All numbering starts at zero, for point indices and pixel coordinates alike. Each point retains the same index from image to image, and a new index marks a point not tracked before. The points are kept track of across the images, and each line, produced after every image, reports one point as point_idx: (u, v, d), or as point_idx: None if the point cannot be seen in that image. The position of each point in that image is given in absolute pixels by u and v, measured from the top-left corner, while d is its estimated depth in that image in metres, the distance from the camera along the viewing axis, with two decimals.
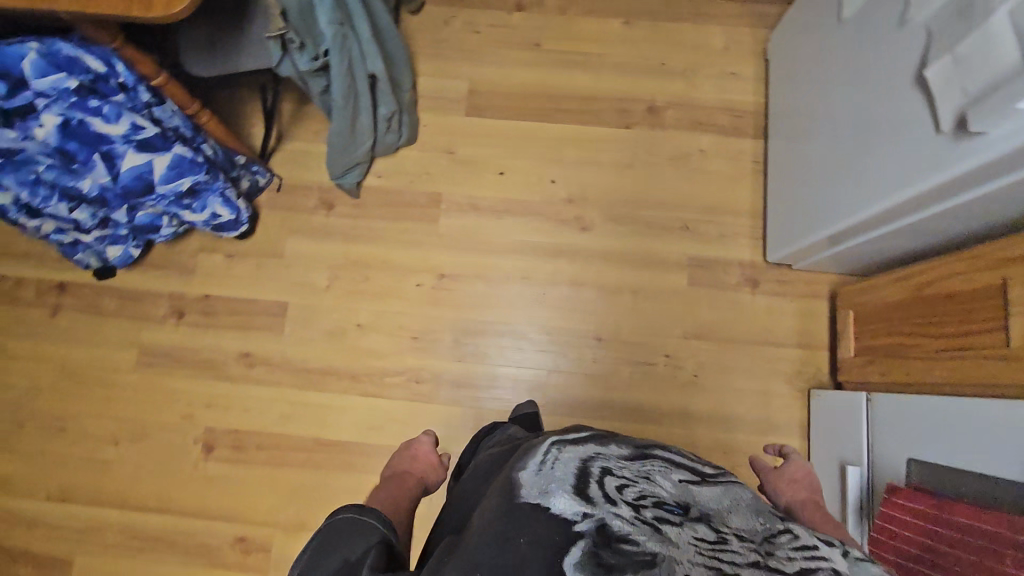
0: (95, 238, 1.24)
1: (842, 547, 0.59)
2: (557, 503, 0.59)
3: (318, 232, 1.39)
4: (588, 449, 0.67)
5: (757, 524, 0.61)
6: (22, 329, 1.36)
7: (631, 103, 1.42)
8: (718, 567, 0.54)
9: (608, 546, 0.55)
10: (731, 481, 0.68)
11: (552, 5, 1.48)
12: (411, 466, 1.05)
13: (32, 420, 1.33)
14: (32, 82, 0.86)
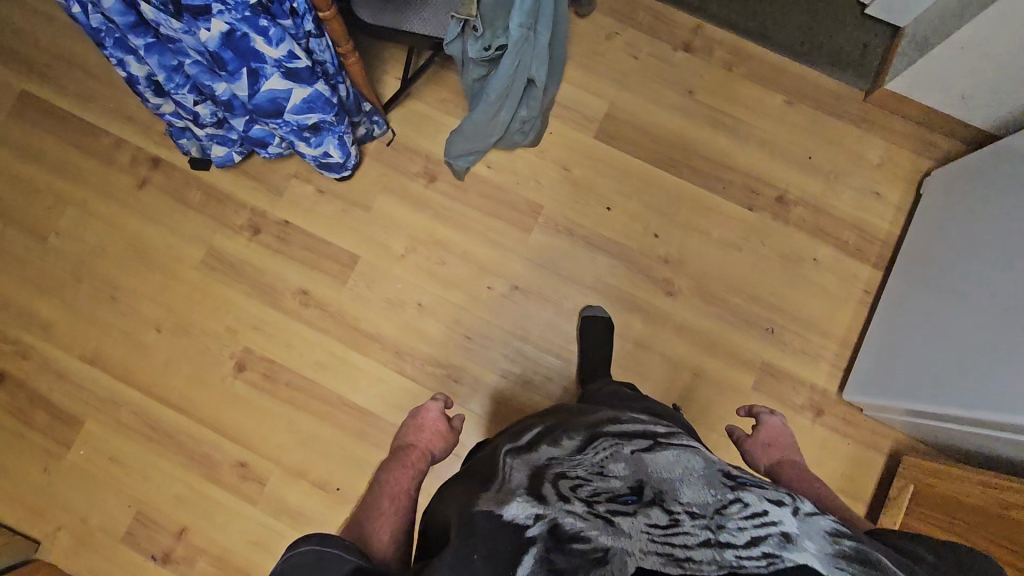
0: (206, 134, 1.22)
1: (792, 505, 0.62)
2: (512, 510, 0.63)
3: (411, 200, 1.36)
4: (541, 458, 0.73)
5: (708, 494, 0.63)
6: (109, 190, 1.38)
7: (762, 185, 1.35)
8: (672, 554, 0.57)
9: (561, 549, 0.58)
10: (677, 446, 0.71)
11: (720, 57, 1.40)
12: (418, 436, 1.07)
13: (89, 279, 1.36)
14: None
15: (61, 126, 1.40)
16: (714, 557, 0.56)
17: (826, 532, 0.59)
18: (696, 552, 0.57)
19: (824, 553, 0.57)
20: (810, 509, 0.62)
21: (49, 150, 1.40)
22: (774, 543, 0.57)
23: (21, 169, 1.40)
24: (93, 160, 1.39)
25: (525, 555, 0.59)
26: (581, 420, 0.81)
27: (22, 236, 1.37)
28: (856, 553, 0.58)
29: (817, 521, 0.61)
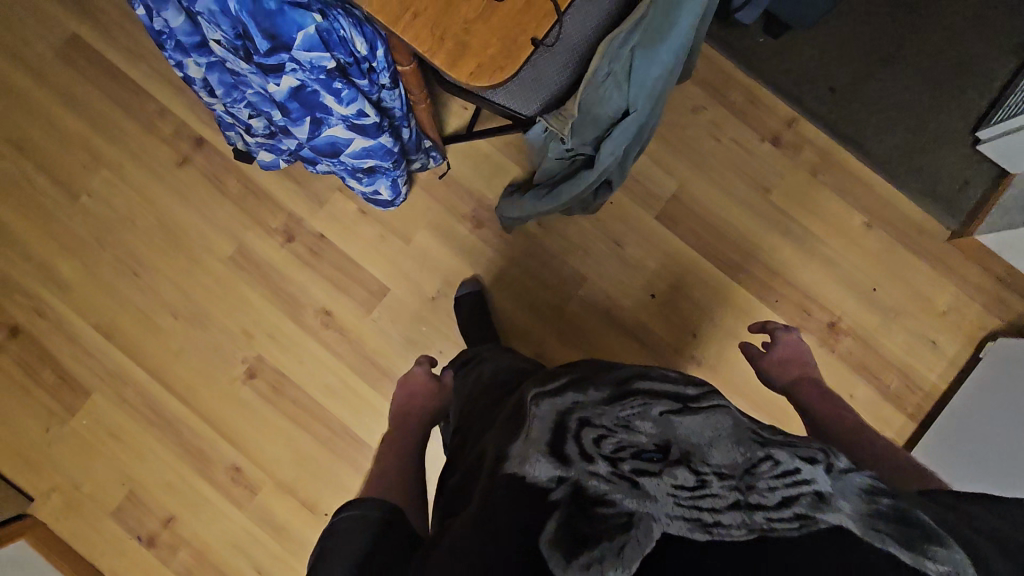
0: (256, 141, 1.14)
1: (826, 462, 0.59)
2: (535, 471, 0.60)
3: (454, 243, 1.30)
4: (562, 403, 0.67)
5: (739, 455, 0.59)
6: (145, 159, 1.30)
7: (816, 307, 1.29)
8: (700, 520, 0.54)
9: (586, 513, 0.56)
10: (709, 400, 0.66)
11: (808, 158, 1.30)
12: (410, 403, 1.00)
13: (111, 249, 1.30)
14: (294, 51, 0.71)
15: (103, 77, 1.30)
16: (744, 521, 0.53)
17: (860, 489, 0.57)
18: (725, 516, 0.54)
19: (859, 513, 0.54)
20: (845, 466, 0.59)
21: (88, 99, 1.30)
22: (807, 503, 0.54)
23: (54, 112, 1.30)
24: (133, 122, 1.30)
25: (548, 520, 0.56)
26: (605, 364, 0.74)
27: (51, 187, 1.30)
28: (895, 512, 0.55)
29: (850, 479, 0.58)
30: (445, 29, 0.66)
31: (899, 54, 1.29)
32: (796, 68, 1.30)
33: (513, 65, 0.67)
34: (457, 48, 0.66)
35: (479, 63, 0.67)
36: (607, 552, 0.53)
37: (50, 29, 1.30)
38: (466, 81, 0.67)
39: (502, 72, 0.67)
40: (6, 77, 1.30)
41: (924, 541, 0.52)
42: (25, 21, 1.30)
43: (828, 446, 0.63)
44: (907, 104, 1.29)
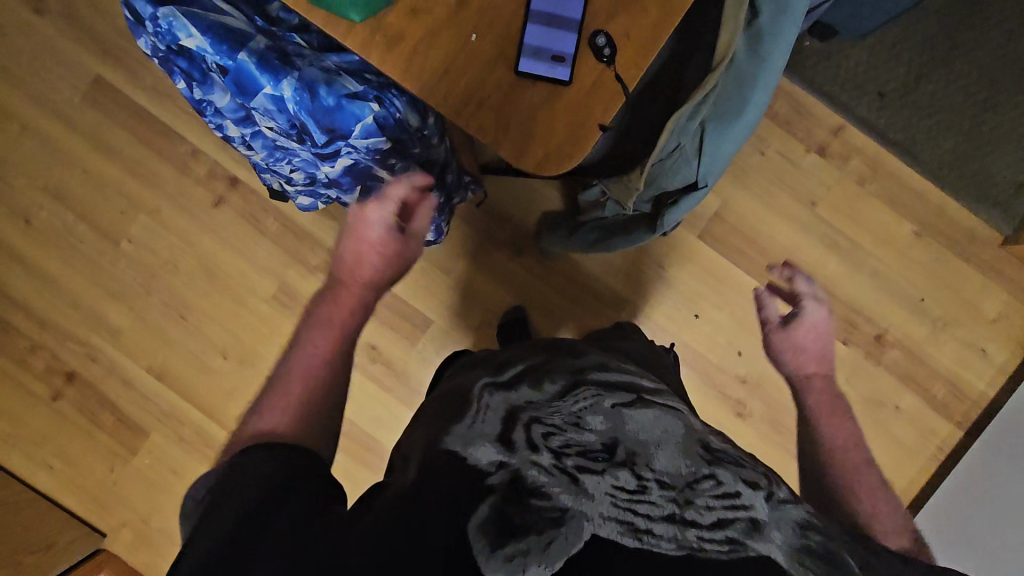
0: (294, 190, 1.11)
1: (767, 488, 0.60)
2: (477, 453, 0.59)
3: (494, 272, 1.30)
4: (517, 400, 0.65)
5: (683, 466, 0.59)
6: (181, 201, 1.30)
7: (864, 320, 1.28)
8: (633, 525, 0.53)
9: (521, 502, 0.55)
10: (663, 408, 0.66)
11: (855, 167, 1.26)
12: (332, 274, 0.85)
13: (158, 293, 1.31)
14: (351, 140, 0.70)
15: (132, 120, 1.28)
16: (674, 536, 0.53)
17: (795, 522, 0.57)
18: (657, 525, 0.54)
19: (787, 544, 0.55)
20: (785, 495, 0.60)
21: (120, 144, 1.29)
22: (739, 528, 0.55)
23: (87, 158, 1.29)
24: (166, 164, 1.29)
25: (481, 505, 0.54)
26: (567, 358, 0.73)
27: (93, 235, 1.30)
28: (824, 552, 0.56)
29: (789, 509, 0.58)
30: (510, 118, 0.64)
31: (954, 53, 1.23)
32: (844, 74, 1.24)
33: (581, 151, 0.65)
34: (523, 138, 0.64)
35: (546, 151, 0.64)
36: (532, 544, 0.51)
37: (76, 73, 1.28)
38: (535, 170, 0.65)
39: (569, 158, 0.65)
40: (36, 126, 1.29)
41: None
42: (49, 67, 1.27)
43: (772, 472, 0.64)
44: (961, 106, 1.24)
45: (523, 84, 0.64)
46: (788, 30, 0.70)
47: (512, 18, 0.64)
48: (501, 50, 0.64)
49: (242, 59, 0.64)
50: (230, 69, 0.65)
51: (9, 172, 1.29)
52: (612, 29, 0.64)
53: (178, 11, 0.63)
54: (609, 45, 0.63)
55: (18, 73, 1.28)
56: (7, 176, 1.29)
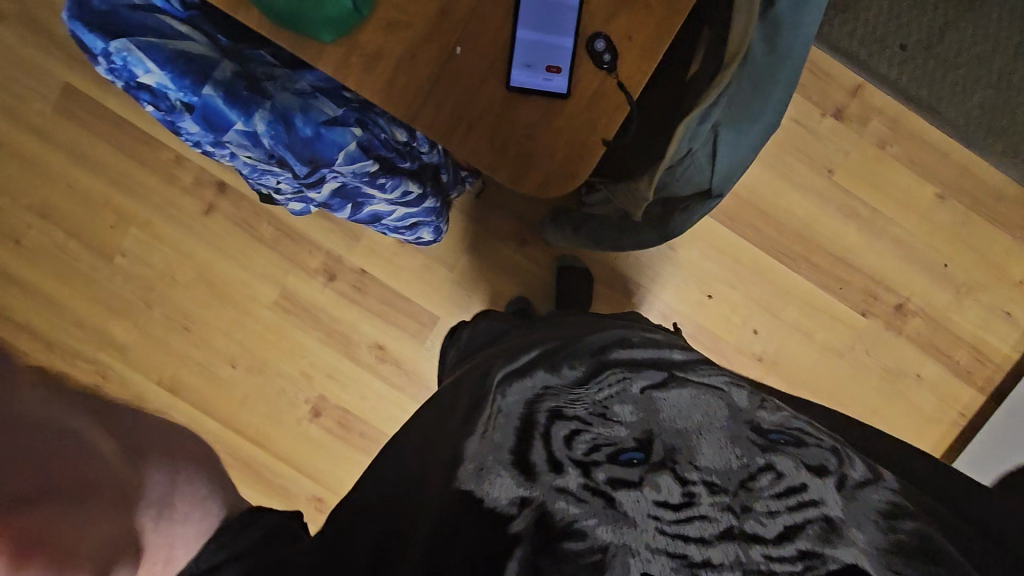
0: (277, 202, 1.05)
1: (838, 472, 0.53)
2: (494, 492, 0.55)
3: (498, 263, 1.26)
4: (534, 387, 0.69)
5: (732, 460, 0.55)
6: (172, 212, 1.26)
7: (884, 290, 1.23)
8: (685, 556, 0.49)
9: (550, 544, 0.51)
10: (694, 395, 0.66)
11: (875, 130, 1.19)
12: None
13: (159, 307, 1.29)
14: (335, 166, 0.66)
15: (112, 129, 1.23)
16: (736, 557, 0.48)
17: (879, 512, 0.49)
18: (715, 552, 0.48)
19: (872, 542, 0.47)
20: (862, 477, 0.53)
21: (102, 156, 1.24)
22: (813, 534, 0.48)
23: (69, 172, 1.24)
24: (152, 175, 1.25)
25: (509, 556, 0.49)
26: (584, 344, 0.76)
27: (86, 252, 1.27)
28: (918, 533, 0.47)
29: (868, 499, 0.51)
30: (509, 139, 0.66)
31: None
32: (863, 28, 1.15)
33: (582, 170, 0.67)
34: (523, 158, 0.66)
35: (546, 172, 0.67)
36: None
37: (46, 84, 1.21)
38: (536, 190, 0.68)
39: (569, 181, 0.68)
40: (12, 142, 1.23)
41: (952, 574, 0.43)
42: (16, 78, 1.21)
43: (843, 448, 0.57)
44: (987, 56, 1.15)
45: (520, 100, 0.65)
46: (797, 38, 0.73)
47: (503, 28, 0.65)
48: (493, 62, 0.65)
49: (207, 94, 0.59)
50: (195, 105, 0.60)
51: None
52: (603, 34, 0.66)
53: (130, 43, 0.58)
54: (607, 52, 0.65)
55: None
56: None
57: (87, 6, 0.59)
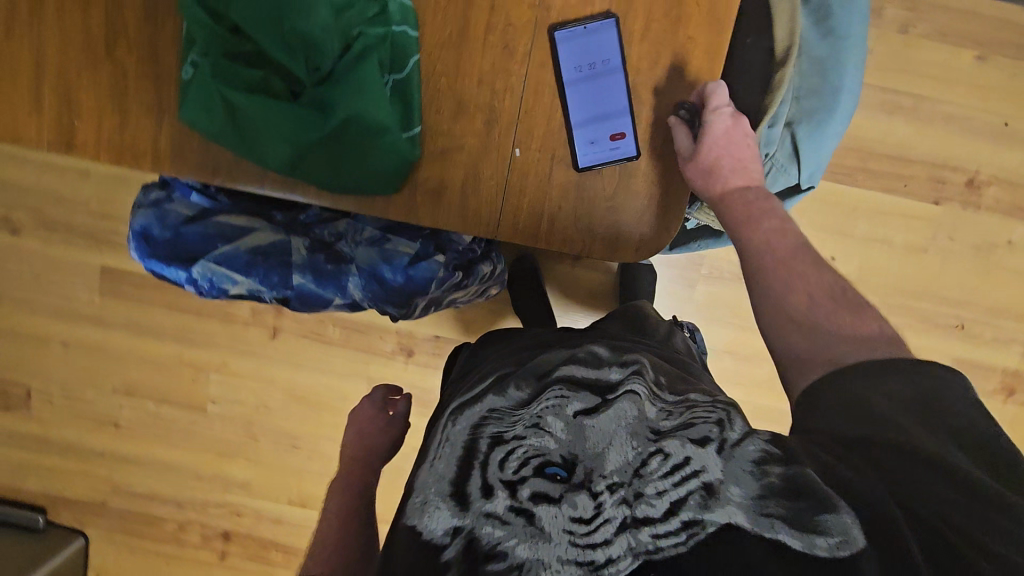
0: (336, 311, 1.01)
1: (718, 438, 0.52)
2: (431, 522, 0.52)
3: (563, 285, 1.22)
4: (479, 410, 0.58)
5: (630, 451, 0.51)
6: (242, 347, 1.27)
7: (950, 172, 1.18)
8: (591, 561, 0.48)
9: (475, 574, 0.48)
10: (625, 393, 0.55)
11: (893, 16, 1.12)
12: (358, 443, 0.88)
13: (264, 436, 1.31)
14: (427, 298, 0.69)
15: (158, 293, 1.24)
16: (631, 546, 0.47)
17: (754, 462, 0.50)
18: (614, 547, 0.47)
19: (748, 497, 0.48)
20: (739, 434, 0.52)
21: (158, 320, 1.26)
22: (696, 504, 0.48)
23: (136, 347, 1.27)
24: (210, 320, 1.26)
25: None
26: (532, 355, 0.63)
27: (179, 411, 1.30)
28: (790, 482, 0.48)
29: (743, 452, 0.51)
30: (590, 212, 0.65)
31: None
32: None
33: (675, 216, 0.66)
34: (611, 229, 0.65)
35: (641, 231, 0.66)
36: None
37: (83, 275, 1.23)
38: (637, 256, 0.66)
39: (665, 232, 0.66)
40: (75, 338, 1.27)
41: (815, 509, 0.46)
42: (57, 278, 1.23)
43: (730, 408, 0.56)
44: None
45: (593, 173, 0.63)
46: (849, 14, 0.76)
47: (554, 112, 0.63)
48: (553, 149, 0.63)
49: (298, 284, 0.64)
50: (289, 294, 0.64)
51: (77, 387, 1.29)
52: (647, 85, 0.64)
53: (211, 264, 0.62)
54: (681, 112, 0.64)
55: (33, 296, 1.24)
56: (77, 392, 1.29)
57: (156, 241, 0.64)
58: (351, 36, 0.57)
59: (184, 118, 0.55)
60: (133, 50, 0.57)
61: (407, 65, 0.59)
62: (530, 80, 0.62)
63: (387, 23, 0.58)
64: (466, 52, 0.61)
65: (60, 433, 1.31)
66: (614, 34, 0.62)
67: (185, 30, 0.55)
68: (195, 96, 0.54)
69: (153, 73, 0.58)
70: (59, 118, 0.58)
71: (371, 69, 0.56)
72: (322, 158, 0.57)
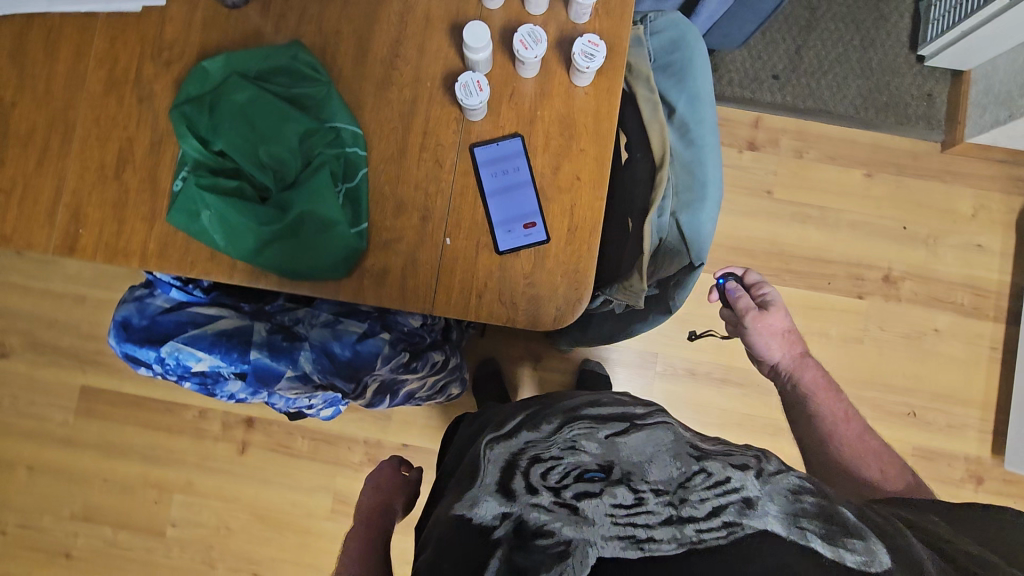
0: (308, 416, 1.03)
1: (756, 466, 0.54)
2: (481, 510, 0.57)
3: (527, 386, 1.28)
4: (519, 438, 0.64)
5: (674, 469, 0.54)
6: (209, 464, 1.27)
7: (867, 270, 1.32)
8: (633, 536, 0.50)
9: (526, 550, 0.52)
10: (659, 425, 0.61)
11: (788, 145, 1.33)
12: (377, 495, 0.96)
13: (224, 562, 1.26)
14: (374, 373, 0.76)
15: (132, 411, 1.27)
16: (674, 535, 0.49)
17: (788, 489, 0.51)
18: (657, 531, 0.49)
19: (785, 512, 0.48)
20: (776, 466, 0.54)
21: (130, 438, 1.27)
22: (734, 509, 0.49)
23: (103, 467, 1.27)
24: (181, 437, 1.27)
25: (490, 560, 0.52)
26: (565, 400, 0.70)
27: (138, 537, 1.26)
28: (822, 509, 0.49)
29: (780, 479, 0.52)
30: (510, 285, 0.68)
31: (815, 18, 1.32)
32: (736, 74, 1.33)
33: (588, 286, 0.68)
34: (531, 303, 0.68)
35: (558, 305, 0.68)
36: None
37: (62, 395, 1.27)
38: (555, 324, 0.69)
39: (579, 302, 0.68)
40: (43, 461, 1.27)
41: (845, 533, 0.47)
42: (37, 399, 1.27)
43: (765, 451, 0.58)
44: (845, 56, 1.33)
45: (510, 254, 0.67)
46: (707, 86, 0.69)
47: (476, 208, 0.68)
48: (478, 237, 0.68)
49: (255, 357, 0.72)
50: (248, 369, 0.73)
51: (34, 514, 1.26)
52: (561, 182, 0.69)
53: (179, 343, 0.72)
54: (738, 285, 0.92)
55: (9, 418, 1.27)
56: (33, 520, 1.26)
57: (134, 328, 0.74)
58: (312, 155, 0.66)
59: (171, 220, 0.65)
60: (136, 172, 0.68)
61: (357, 176, 0.67)
62: (458, 172, 0.68)
63: (342, 146, 0.67)
64: (401, 159, 0.68)
65: (7, 568, 1.25)
66: (527, 142, 0.69)
67: (182, 153, 0.67)
68: (181, 202, 0.65)
69: (150, 189, 0.68)
70: (67, 226, 0.68)
71: (324, 175, 0.65)
72: (284, 251, 0.65)
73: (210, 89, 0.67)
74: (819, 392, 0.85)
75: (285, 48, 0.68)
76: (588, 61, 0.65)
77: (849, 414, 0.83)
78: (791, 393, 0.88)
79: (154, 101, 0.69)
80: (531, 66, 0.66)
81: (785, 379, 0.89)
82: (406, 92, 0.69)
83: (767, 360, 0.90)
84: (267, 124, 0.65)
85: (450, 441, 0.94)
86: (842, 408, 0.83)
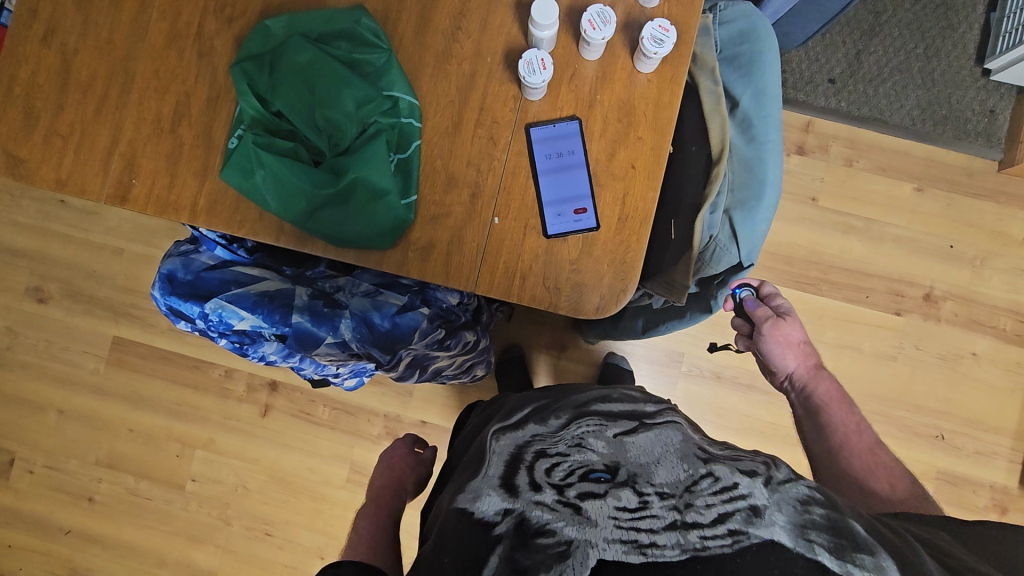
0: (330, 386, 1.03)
1: (765, 474, 0.51)
2: (483, 506, 0.55)
3: (549, 375, 1.27)
4: (526, 434, 0.63)
5: (681, 472, 0.52)
6: (231, 423, 1.29)
7: (908, 287, 1.28)
8: (636, 540, 0.48)
9: (526, 548, 0.50)
10: (669, 425, 0.60)
11: (838, 152, 1.29)
12: (389, 476, 0.97)
13: (239, 520, 1.28)
14: (408, 346, 0.75)
15: (160, 366, 1.30)
16: (678, 541, 0.47)
17: (797, 500, 0.49)
18: (661, 536, 0.47)
19: (793, 523, 0.47)
20: (786, 475, 0.52)
21: (156, 392, 1.30)
22: (741, 518, 0.47)
23: (129, 418, 1.30)
24: (206, 394, 1.30)
25: (491, 557, 0.50)
26: (575, 395, 0.69)
27: (157, 488, 1.29)
28: (832, 523, 0.48)
29: (791, 489, 0.50)
30: (555, 270, 0.67)
31: (878, 22, 1.28)
32: (792, 76, 1.29)
33: (635, 277, 0.67)
34: (574, 290, 0.67)
35: (602, 294, 0.67)
36: None
37: (95, 344, 1.30)
38: (597, 313, 0.68)
39: (626, 292, 0.67)
40: (73, 407, 1.30)
41: (853, 547, 0.47)
42: (71, 346, 1.30)
43: (774, 457, 0.56)
44: (906, 64, 1.28)
45: (558, 241, 0.66)
46: (772, 87, 0.68)
47: (527, 189, 0.67)
48: (528, 219, 0.67)
49: (297, 321, 0.72)
50: (288, 331, 0.73)
51: (61, 458, 1.30)
52: (615, 169, 0.67)
53: (223, 301, 0.73)
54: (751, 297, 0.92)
55: (43, 363, 1.30)
56: (60, 463, 1.30)
57: (178, 282, 0.75)
58: (366, 122, 0.66)
59: (224, 176, 0.66)
60: (191, 126, 0.68)
61: (410, 148, 0.67)
62: (511, 150, 0.68)
63: (397, 116, 0.66)
64: (454, 135, 0.68)
65: (32, 508, 1.29)
66: (585, 126, 0.67)
67: (239, 111, 0.67)
68: (236, 158, 0.65)
69: (203, 144, 0.68)
70: (121, 176, 0.69)
71: (380, 144, 0.64)
72: (332, 215, 0.65)
73: (271, 48, 0.67)
74: (832, 403, 0.84)
75: (349, 12, 0.67)
76: (656, 46, 0.64)
77: (860, 426, 0.81)
78: (804, 405, 0.87)
79: (214, 58, 0.69)
80: (595, 47, 0.65)
81: (799, 392, 0.88)
82: (465, 66, 0.68)
83: (782, 370, 0.89)
84: (325, 87, 0.65)
85: (462, 427, 0.94)
86: (855, 421, 0.82)
